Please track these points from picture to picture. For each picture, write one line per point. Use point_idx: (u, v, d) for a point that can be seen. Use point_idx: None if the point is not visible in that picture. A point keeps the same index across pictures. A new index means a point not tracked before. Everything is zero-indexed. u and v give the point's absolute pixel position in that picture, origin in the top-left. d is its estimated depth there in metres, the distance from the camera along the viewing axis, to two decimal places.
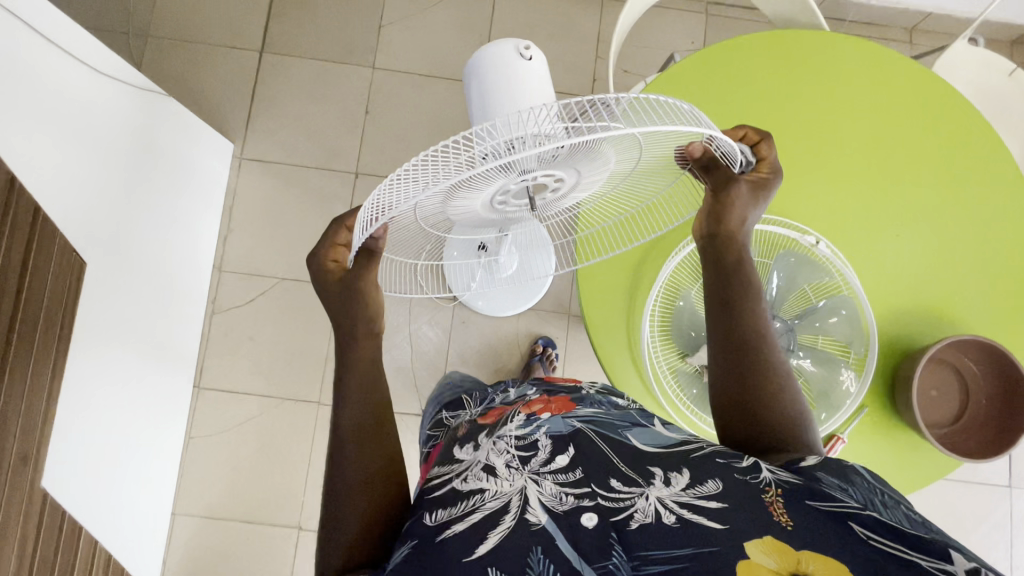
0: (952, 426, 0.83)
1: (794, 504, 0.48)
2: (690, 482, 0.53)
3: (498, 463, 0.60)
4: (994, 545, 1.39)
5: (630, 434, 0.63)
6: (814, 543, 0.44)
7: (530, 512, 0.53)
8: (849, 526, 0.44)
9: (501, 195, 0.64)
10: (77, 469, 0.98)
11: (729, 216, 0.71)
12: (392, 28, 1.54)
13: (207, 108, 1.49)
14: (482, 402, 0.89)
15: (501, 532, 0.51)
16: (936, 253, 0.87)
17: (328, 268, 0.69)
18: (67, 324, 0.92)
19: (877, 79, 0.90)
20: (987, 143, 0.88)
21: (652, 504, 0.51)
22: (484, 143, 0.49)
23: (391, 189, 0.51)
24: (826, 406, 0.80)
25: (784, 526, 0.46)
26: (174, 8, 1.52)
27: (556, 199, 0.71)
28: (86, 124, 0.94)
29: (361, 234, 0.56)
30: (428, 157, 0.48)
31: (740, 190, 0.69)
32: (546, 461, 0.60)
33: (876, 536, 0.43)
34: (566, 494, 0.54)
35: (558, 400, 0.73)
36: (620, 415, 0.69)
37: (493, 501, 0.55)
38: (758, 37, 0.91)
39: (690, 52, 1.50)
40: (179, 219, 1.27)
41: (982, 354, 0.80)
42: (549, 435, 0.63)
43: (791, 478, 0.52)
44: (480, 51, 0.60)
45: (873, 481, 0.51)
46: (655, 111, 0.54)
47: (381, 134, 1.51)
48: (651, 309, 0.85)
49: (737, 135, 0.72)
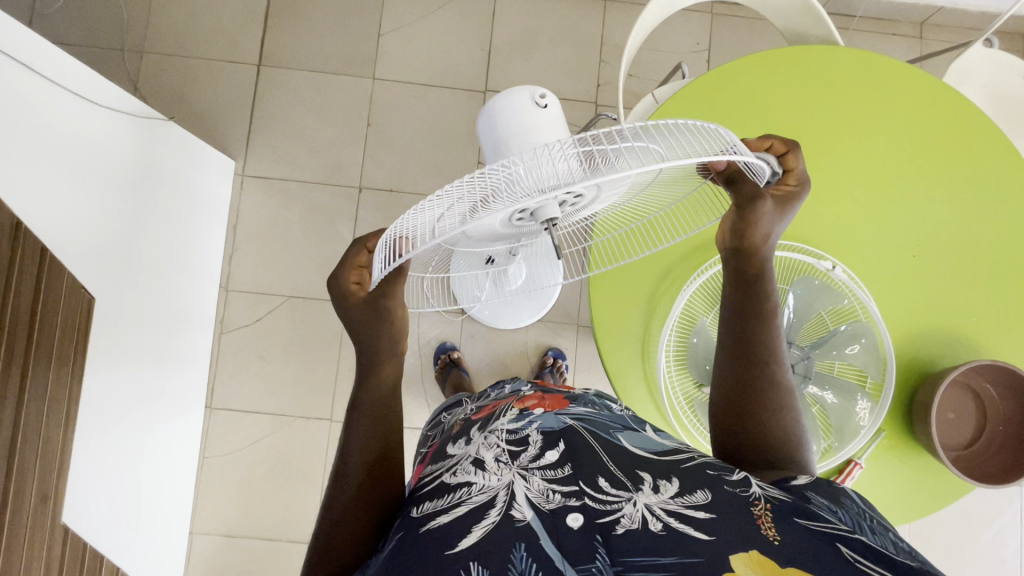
0: (965, 450, 0.83)
1: (783, 518, 0.48)
2: (679, 491, 0.52)
3: (487, 457, 0.59)
4: (1004, 544, 1.40)
5: (621, 436, 0.63)
6: (800, 559, 0.43)
7: (515, 509, 0.51)
8: (837, 548, 0.45)
9: (516, 221, 0.60)
10: (95, 501, 0.98)
11: (750, 229, 0.68)
12: (392, 37, 1.51)
13: (206, 123, 1.47)
14: (478, 399, 0.87)
15: (484, 527, 0.50)
16: (945, 273, 0.86)
17: (352, 293, 0.64)
18: (81, 359, 0.92)
19: (893, 96, 0.88)
20: (998, 158, 0.88)
21: (640, 509, 0.50)
22: (505, 173, 0.47)
23: (412, 217, 0.50)
24: (842, 435, 0.80)
25: (771, 539, 0.46)
26: (167, 22, 1.49)
27: (579, 213, 0.67)
28: (89, 157, 0.92)
29: (381, 266, 0.54)
30: (450, 187, 0.47)
31: (766, 208, 0.66)
32: (536, 457, 0.58)
33: (861, 559, 0.43)
34: (553, 492, 0.53)
35: (551, 397, 0.72)
36: (614, 416, 0.67)
37: (479, 495, 0.54)
38: (767, 56, 0.89)
39: (695, 55, 1.47)
40: (186, 240, 1.26)
41: (1002, 379, 0.80)
42: (540, 431, 0.62)
43: (781, 494, 0.52)
44: (494, 100, 0.59)
45: (863, 507, 0.51)
46: (686, 136, 0.50)
47: (384, 146, 1.49)
48: (667, 341, 0.84)
49: (764, 144, 0.66)
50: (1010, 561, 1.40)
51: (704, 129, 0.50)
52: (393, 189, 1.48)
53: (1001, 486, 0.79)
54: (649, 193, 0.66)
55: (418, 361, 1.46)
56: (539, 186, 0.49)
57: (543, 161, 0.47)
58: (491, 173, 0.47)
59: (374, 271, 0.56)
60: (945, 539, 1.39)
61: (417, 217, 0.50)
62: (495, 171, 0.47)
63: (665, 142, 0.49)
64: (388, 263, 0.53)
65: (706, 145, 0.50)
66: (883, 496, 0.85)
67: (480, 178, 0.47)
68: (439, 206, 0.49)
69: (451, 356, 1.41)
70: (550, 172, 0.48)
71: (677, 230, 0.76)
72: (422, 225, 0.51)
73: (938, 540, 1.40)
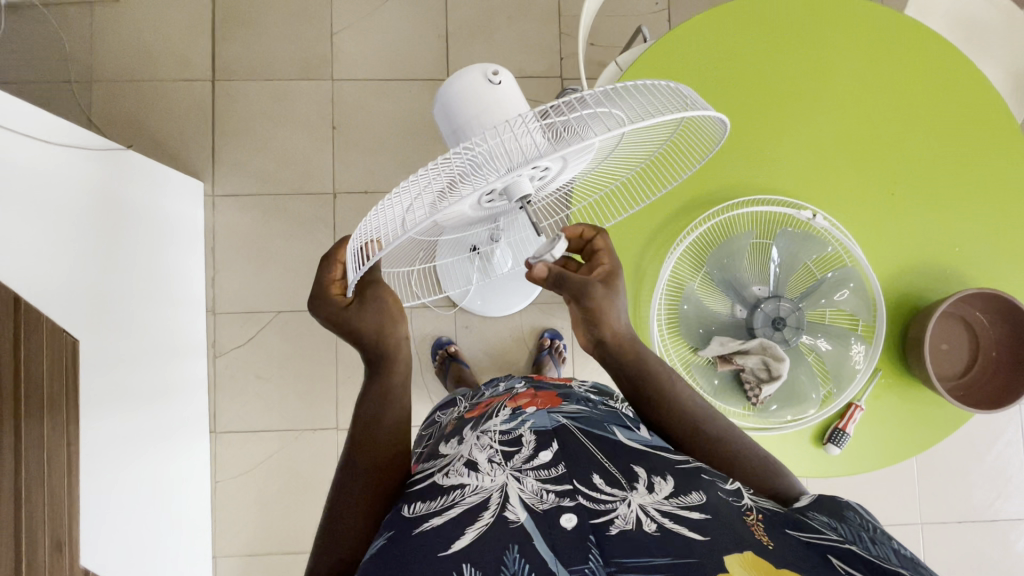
0: (960, 379, 0.84)
1: (776, 529, 0.50)
2: (673, 491, 0.53)
3: (480, 458, 0.59)
4: (1009, 462, 1.43)
5: (616, 431, 0.63)
6: (790, 560, 0.45)
7: (509, 510, 0.52)
8: (828, 560, 0.46)
9: (487, 203, 0.58)
10: (112, 544, 0.98)
11: (601, 324, 0.64)
12: (345, 34, 1.47)
13: (168, 147, 1.44)
14: (472, 397, 0.87)
15: (477, 529, 0.50)
16: (924, 214, 0.86)
17: (337, 304, 0.59)
18: (74, 406, 0.89)
19: (851, 37, 0.87)
20: (964, 89, 0.87)
21: (634, 510, 0.50)
22: (464, 160, 0.46)
23: (379, 215, 0.49)
24: (839, 380, 0.82)
25: (764, 544, 0.47)
26: (111, 46, 1.44)
27: (548, 186, 0.65)
28: (51, 198, 0.89)
29: (354, 269, 0.52)
30: (412, 179, 0.46)
31: (598, 296, 0.61)
32: (529, 457, 0.58)
33: (853, 571, 0.45)
34: (547, 492, 0.53)
35: (543, 396, 0.72)
36: (606, 412, 0.69)
37: (473, 496, 0.54)
38: (722, 9, 0.86)
39: (655, 15, 1.45)
40: (166, 269, 1.24)
41: (992, 305, 0.81)
42: (533, 430, 0.62)
43: (778, 508, 0.54)
44: (457, 77, 0.56)
45: (867, 516, 0.52)
46: (645, 93, 0.50)
47: (352, 148, 1.46)
48: (658, 311, 0.83)
49: (575, 232, 0.67)
50: (1015, 477, 1.43)
51: (658, 86, 0.50)
52: (368, 190, 1.46)
53: (1000, 410, 0.80)
54: (619, 158, 0.65)
55: (416, 360, 1.46)
56: (503, 168, 0.48)
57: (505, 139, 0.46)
58: (452, 158, 0.46)
59: (348, 274, 0.54)
60: (950, 463, 1.43)
61: (383, 213, 0.49)
62: (456, 156, 0.46)
63: (625, 104, 0.48)
64: (360, 267, 0.51)
65: (668, 100, 0.49)
66: (887, 441, 0.86)
67: (442, 164, 0.46)
68: (405, 199, 0.48)
69: (448, 351, 1.41)
70: (512, 153, 0.47)
71: (651, 189, 0.75)
72: (390, 223, 0.49)
73: (944, 466, 1.43)
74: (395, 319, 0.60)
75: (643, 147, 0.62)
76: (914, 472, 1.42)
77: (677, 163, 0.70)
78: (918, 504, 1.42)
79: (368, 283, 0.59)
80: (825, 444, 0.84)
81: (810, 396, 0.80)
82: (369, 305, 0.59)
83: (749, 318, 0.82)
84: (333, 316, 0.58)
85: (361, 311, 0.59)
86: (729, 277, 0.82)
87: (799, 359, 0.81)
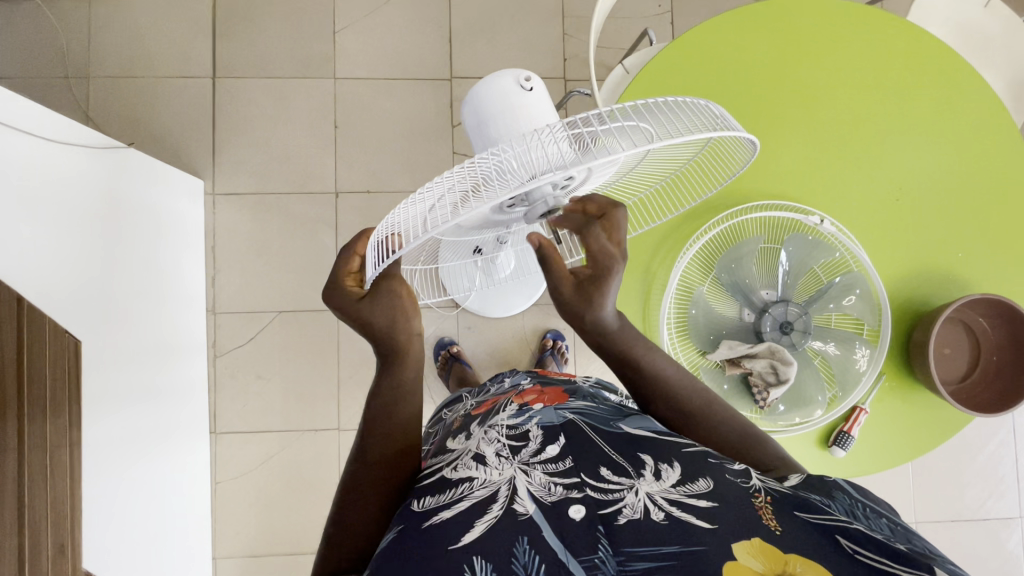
0: (960, 383, 0.86)
1: (783, 510, 0.48)
2: (681, 478, 0.53)
3: (488, 452, 0.59)
4: (1000, 462, 1.46)
5: (621, 423, 0.63)
6: (801, 547, 0.45)
7: (518, 503, 0.52)
8: (836, 539, 0.45)
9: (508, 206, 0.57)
10: (113, 551, 0.96)
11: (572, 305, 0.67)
12: (347, 33, 1.46)
13: (169, 146, 1.42)
14: (478, 394, 0.87)
15: (487, 521, 0.50)
16: (925, 220, 0.88)
17: (350, 294, 0.58)
18: (76, 407, 0.87)
19: (856, 42, 0.88)
20: (967, 98, 0.88)
21: (642, 499, 0.50)
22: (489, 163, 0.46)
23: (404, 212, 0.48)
24: (843, 383, 0.84)
25: (772, 530, 0.46)
26: (107, 43, 1.42)
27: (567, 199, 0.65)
28: (55, 202, 0.88)
29: (374, 266, 0.51)
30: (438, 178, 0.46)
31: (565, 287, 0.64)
32: (537, 451, 0.58)
33: (862, 549, 0.44)
34: (555, 485, 0.53)
35: (550, 392, 0.72)
36: (612, 408, 0.68)
37: (481, 489, 0.54)
38: (729, 15, 0.87)
39: (658, 18, 1.46)
40: (163, 266, 1.21)
41: (992, 310, 0.83)
42: (541, 426, 0.62)
43: (780, 487, 0.52)
44: (483, 79, 0.57)
45: (855, 496, 0.50)
46: (673, 112, 0.50)
47: (355, 147, 1.45)
48: (668, 317, 0.83)
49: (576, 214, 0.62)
50: (1008, 476, 1.46)
51: (696, 105, 0.51)
52: (370, 190, 1.45)
53: (1003, 413, 0.82)
54: (641, 173, 0.66)
55: None
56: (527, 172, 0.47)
57: (530, 147, 0.47)
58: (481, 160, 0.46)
59: (368, 270, 0.53)
60: (946, 463, 1.45)
61: (406, 211, 0.48)
62: (484, 159, 0.46)
63: (656, 121, 0.49)
64: (380, 262, 0.50)
65: (696, 122, 0.49)
66: (891, 444, 0.87)
67: (470, 166, 0.46)
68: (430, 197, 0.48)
69: (451, 351, 1.41)
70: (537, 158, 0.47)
71: (669, 207, 0.77)
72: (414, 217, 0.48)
73: (941, 466, 1.45)
74: (408, 314, 0.58)
75: (666, 164, 0.63)
76: (909, 473, 1.44)
77: (696, 182, 0.72)
78: (912, 503, 1.45)
79: (381, 276, 0.57)
80: (830, 446, 0.86)
81: (817, 399, 0.81)
82: (381, 299, 0.57)
83: (756, 321, 0.84)
84: (348, 307, 0.58)
85: (374, 305, 0.57)
86: (739, 281, 0.83)
87: (804, 362, 0.82)
